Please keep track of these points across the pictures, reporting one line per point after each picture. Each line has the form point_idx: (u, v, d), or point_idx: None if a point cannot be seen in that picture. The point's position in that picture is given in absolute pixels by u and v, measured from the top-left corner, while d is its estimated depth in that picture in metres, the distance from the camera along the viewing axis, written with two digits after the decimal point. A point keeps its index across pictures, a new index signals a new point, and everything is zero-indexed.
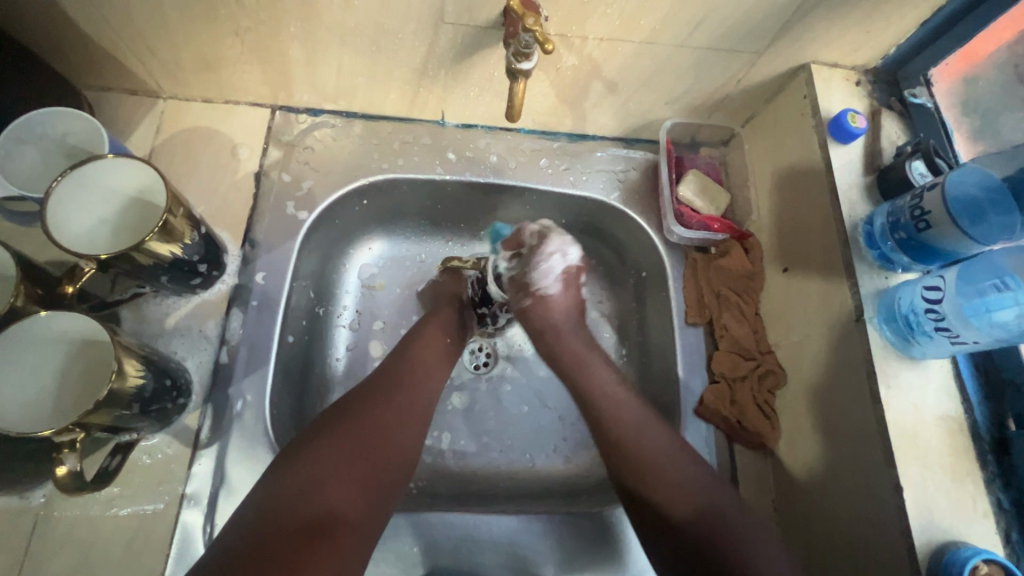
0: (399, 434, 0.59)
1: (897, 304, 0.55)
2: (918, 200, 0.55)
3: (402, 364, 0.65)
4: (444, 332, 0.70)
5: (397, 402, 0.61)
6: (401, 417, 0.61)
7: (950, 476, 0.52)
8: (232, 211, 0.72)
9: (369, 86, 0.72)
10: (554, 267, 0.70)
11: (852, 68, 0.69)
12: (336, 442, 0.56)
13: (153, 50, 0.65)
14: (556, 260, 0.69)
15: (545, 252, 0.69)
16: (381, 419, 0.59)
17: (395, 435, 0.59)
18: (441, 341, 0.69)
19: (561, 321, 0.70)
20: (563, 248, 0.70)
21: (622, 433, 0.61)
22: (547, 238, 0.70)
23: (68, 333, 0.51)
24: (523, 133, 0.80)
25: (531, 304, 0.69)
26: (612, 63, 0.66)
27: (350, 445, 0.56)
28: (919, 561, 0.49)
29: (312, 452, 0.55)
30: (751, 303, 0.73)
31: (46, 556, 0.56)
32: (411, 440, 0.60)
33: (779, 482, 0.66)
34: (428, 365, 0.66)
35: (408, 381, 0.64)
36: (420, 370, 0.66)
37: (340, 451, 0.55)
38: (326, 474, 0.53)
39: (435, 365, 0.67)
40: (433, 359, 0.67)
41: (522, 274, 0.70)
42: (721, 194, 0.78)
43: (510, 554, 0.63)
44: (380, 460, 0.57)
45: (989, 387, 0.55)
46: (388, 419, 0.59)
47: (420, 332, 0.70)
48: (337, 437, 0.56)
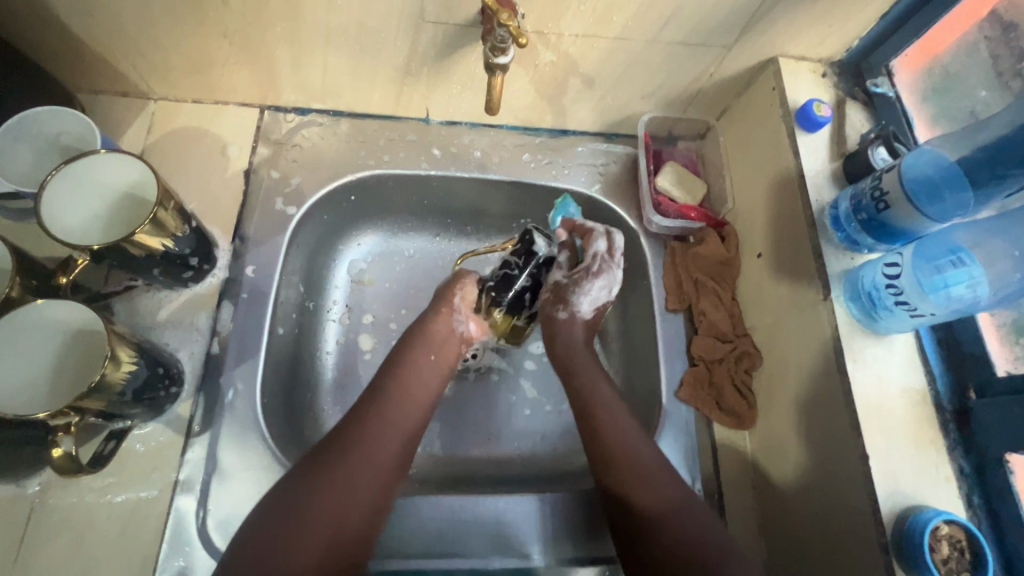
0: (376, 472, 0.58)
1: (861, 282, 0.58)
2: (878, 182, 0.58)
3: (384, 395, 0.63)
4: (429, 350, 0.68)
5: (374, 438, 0.60)
6: (378, 453, 0.59)
7: (913, 445, 0.54)
8: (222, 208, 0.74)
9: (355, 85, 0.74)
10: (593, 296, 0.69)
11: (818, 60, 0.72)
12: (311, 489, 0.54)
13: (144, 52, 0.67)
14: (601, 291, 0.70)
15: (594, 276, 0.68)
16: (357, 458, 0.58)
17: (371, 473, 0.58)
18: (426, 360, 0.67)
19: (579, 346, 0.70)
20: (609, 286, 0.70)
21: (608, 435, 0.61)
22: (605, 267, 0.69)
23: (63, 323, 0.53)
24: (505, 129, 0.83)
25: (565, 317, 0.69)
26: (588, 59, 0.69)
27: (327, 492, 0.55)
28: (885, 525, 0.51)
29: (286, 499, 0.54)
30: (728, 289, 0.75)
31: (42, 542, 0.57)
32: (389, 474, 0.59)
33: (757, 460, 0.69)
34: (411, 386, 0.65)
35: (389, 413, 0.62)
36: (403, 399, 0.64)
37: (314, 500, 0.54)
38: (300, 522, 0.52)
39: (418, 393, 0.65)
40: (417, 386, 0.65)
41: (565, 285, 0.68)
42: (698, 184, 0.81)
43: (496, 535, 0.65)
44: (354, 502, 0.56)
45: (949, 360, 0.58)
46: (363, 458, 0.58)
47: (403, 356, 0.67)
48: (311, 484, 0.55)
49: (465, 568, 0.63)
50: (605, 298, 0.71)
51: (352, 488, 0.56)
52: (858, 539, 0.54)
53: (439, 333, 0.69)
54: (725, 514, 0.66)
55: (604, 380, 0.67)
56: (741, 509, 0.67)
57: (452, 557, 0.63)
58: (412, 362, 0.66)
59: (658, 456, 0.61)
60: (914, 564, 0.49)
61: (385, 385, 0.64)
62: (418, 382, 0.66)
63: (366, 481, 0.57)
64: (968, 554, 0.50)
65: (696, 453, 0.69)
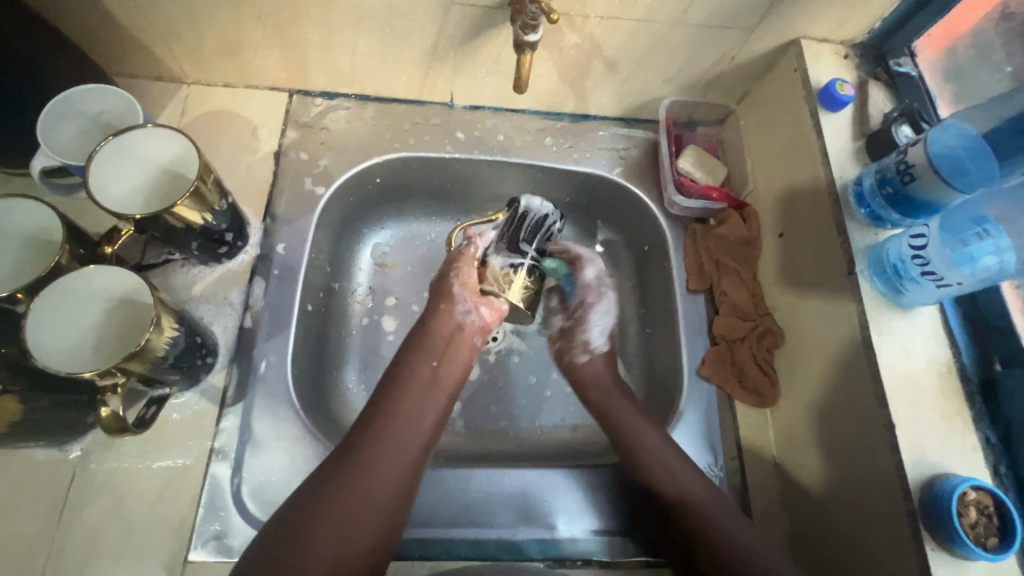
0: (383, 486, 0.57)
1: (886, 255, 0.58)
2: (903, 156, 0.59)
3: (388, 410, 0.62)
4: (430, 357, 0.67)
5: (377, 455, 0.58)
6: (383, 471, 0.58)
7: (940, 415, 0.55)
8: (254, 188, 0.75)
9: (382, 69, 0.76)
10: (597, 327, 0.77)
11: (840, 43, 0.73)
12: (316, 513, 0.53)
13: (180, 36, 0.68)
14: (598, 327, 0.77)
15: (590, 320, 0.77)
16: (361, 478, 0.56)
17: (376, 492, 0.56)
18: (426, 366, 0.67)
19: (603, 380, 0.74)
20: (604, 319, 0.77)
21: (644, 451, 0.66)
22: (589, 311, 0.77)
23: (109, 289, 0.55)
24: (528, 114, 0.84)
25: (584, 361, 0.76)
26: (611, 41, 0.70)
27: (333, 514, 0.54)
28: (913, 493, 0.52)
29: (290, 523, 0.53)
30: (749, 269, 0.76)
31: (83, 505, 0.59)
32: (396, 491, 0.58)
33: (779, 436, 0.69)
34: (414, 391, 0.64)
35: (392, 428, 0.61)
36: (407, 413, 0.63)
37: (320, 522, 0.53)
38: (307, 547, 0.51)
39: (422, 405, 0.64)
40: (421, 399, 0.64)
41: (573, 327, 0.77)
42: (718, 167, 0.82)
43: (522, 506, 0.66)
44: (361, 523, 0.54)
45: (975, 332, 0.58)
46: (368, 477, 0.57)
47: (404, 368, 0.66)
48: (316, 507, 0.54)
49: (492, 538, 0.64)
50: (610, 326, 0.78)
51: (359, 510, 0.55)
52: (885, 508, 0.54)
53: (439, 340, 0.69)
54: (748, 488, 0.67)
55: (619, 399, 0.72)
56: (764, 483, 0.68)
57: (478, 528, 0.64)
58: (415, 373, 0.66)
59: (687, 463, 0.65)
60: (942, 528, 0.49)
61: (388, 399, 0.63)
62: (422, 394, 0.65)
63: (372, 501, 0.56)
64: (996, 520, 0.50)
65: (718, 429, 0.70)
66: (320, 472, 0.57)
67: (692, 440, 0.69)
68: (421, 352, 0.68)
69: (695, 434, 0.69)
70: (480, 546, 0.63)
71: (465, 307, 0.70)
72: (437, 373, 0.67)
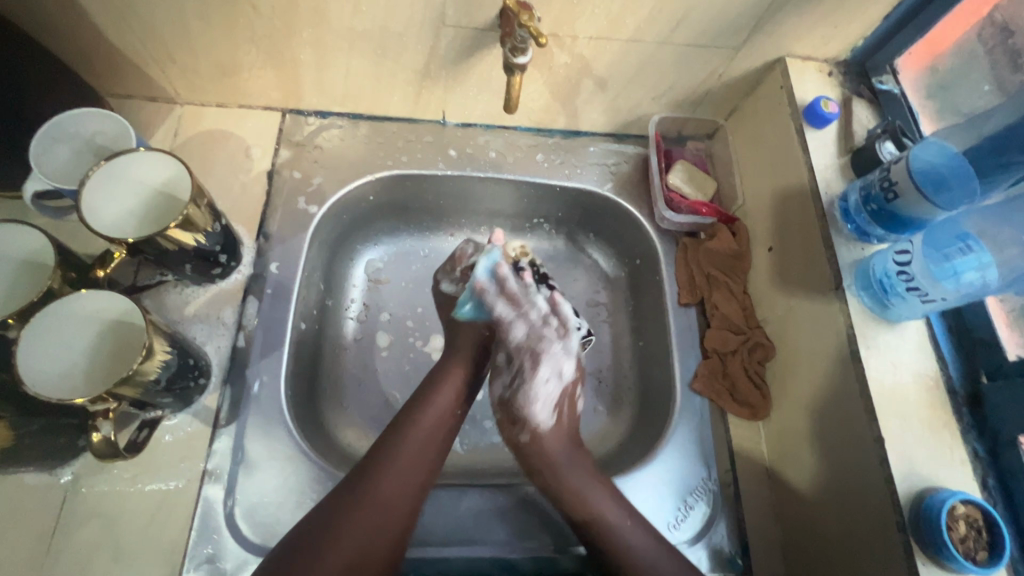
0: (392, 517, 0.57)
1: (872, 270, 0.59)
2: (886, 173, 0.60)
3: (397, 442, 0.61)
4: (456, 404, 0.67)
5: (379, 490, 0.57)
6: (383, 506, 0.57)
7: (928, 428, 0.55)
8: (247, 207, 0.76)
9: (374, 88, 0.76)
10: (542, 392, 0.69)
11: (824, 60, 0.74)
12: (314, 550, 0.52)
13: (173, 59, 0.69)
14: (551, 385, 0.70)
15: (534, 379, 0.69)
16: (363, 514, 0.55)
17: (375, 526, 0.55)
18: (453, 413, 0.66)
19: (556, 459, 0.66)
20: (556, 368, 0.70)
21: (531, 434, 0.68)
22: (538, 364, 0.70)
23: (102, 313, 0.55)
24: (519, 131, 0.85)
25: (526, 439, 0.68)
26: (601, 60, 0.71)
27: (343, 539, 0.54)
28: (902, 506, 0.52)
29: (285, 559, 0.52)
30: (739, 282, 0.77)
31: (74, 528, 0.58)
32: (392, 528, 0.56)
33: (772, 450, 0.70)
34: (435, 432, 0.64)
35: (397, 463, 0.60)
36: (424, 450, 0.62)
37: (318, 561, 0.52)
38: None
39: (432, 438, 0.63)
40: (430, 434, 0.63)
41: (514, 397, 0.70)
42: (707, 182, 0.83)
43: (516, 523, 0.66)
44: (356, 560, 0.53)
45: (960, 345, 0.59)
46: (368, 512, 0.56)
47: (429, 405, 0.65)
48: (313, 543, 0.53)
49: (487, 556, 0.64)
50: (556, 388, 0.70)
51: (357, 544, 0.54)
52: (875, 520, 0.55)
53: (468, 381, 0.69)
54: (742, 500, 0.68)
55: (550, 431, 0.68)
56: (758, 496, 0.68)
57: (472, 546, 0.64)
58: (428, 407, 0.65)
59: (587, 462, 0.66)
60: (932, 541, 0.50)
61: (397, 435, 0.62)
62: (433, 429, 0.64)
63: (372, 537, 0.55)
64: (985, 533, 0.51)
65: (712, 442, 0.70)
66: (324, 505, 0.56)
67: (687, 454, 0.69)
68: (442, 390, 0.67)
69: (687, 451, 0.69)
70: (475, 564, 0.63)
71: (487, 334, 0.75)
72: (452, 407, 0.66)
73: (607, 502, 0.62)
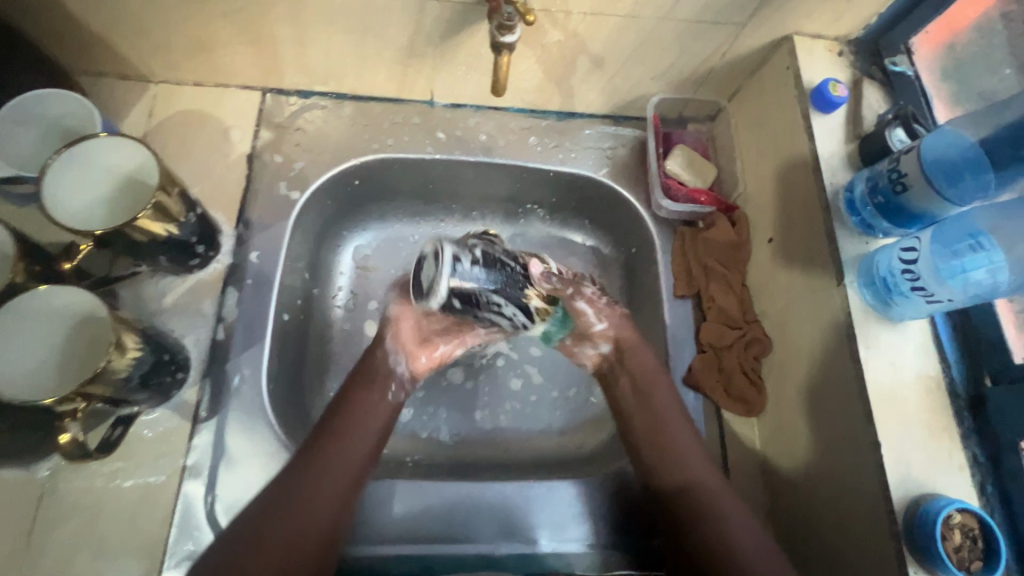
0: (344, 468, 0.56)
1: (876, 267, 0.56)
2: (896, 164, 0.57)
3: (352, 406, 0.61)
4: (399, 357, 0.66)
5: (332, 449, 0.57)
6: (339, 463, 0.56)
7: (927, 433, 0.53)
8: (227, 193, 0.73)
9: (357, 67, 0.72)
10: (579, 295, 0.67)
11: (834, 39, 0.69)
12: (264, 513, 0.52)
13: (143, 35, 0.65)
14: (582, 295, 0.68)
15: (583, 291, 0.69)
16: (313, 471, 0.55)
17: (330, 479, 0.55)
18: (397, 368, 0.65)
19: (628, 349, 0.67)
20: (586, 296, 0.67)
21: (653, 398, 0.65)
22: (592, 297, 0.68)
23: (68, 309, 0.53)
24: (512, 112, 0.81)
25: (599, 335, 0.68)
26: (597, 38, 0.67)
27: (296, 498, 0.53)
28: (897, 513, 0.51)
29: (240, 528, 0.51)
30: (737, 274, 0.74)
31: (52, 524, 0.57)
32: (347, 483, 0.56)
33: (765, 447, 0.68)
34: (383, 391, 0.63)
35: (353, 424, 0.59)
36: (375, 402, 0.62)
37: (270, 522, 0.51)
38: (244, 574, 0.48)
39: (389, 401, 0.63)
40: (384, 410, 0.62)
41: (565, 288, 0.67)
42: (708, 167, 0.79)
43: (503, 520, 0.65)
44: (309, 517, 0.53)
45: (965, 345, 0.57)
46: (324, 469, 0.55)
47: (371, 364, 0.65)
48: (263, 508, 0.52)
49: (472, 552, 0.63)
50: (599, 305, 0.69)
51: (310, 501, 0.53)
52: (868, 527, 0.53)
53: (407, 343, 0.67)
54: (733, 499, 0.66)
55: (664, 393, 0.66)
56: (749, 494, 0.67)
57: (458, 542, 0.63)
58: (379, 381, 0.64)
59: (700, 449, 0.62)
60: (924, 549, 0.48)
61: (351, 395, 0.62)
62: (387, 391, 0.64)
63: (322, 496, 0.54)
64: (981, 541, 0.49)
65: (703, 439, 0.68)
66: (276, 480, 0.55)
67: None
68: (381, 367, 0.65)
69: None
70: (459, 560, 0.62)
71: (393, 351, 0.66)
72: (392, 384, 0.64)
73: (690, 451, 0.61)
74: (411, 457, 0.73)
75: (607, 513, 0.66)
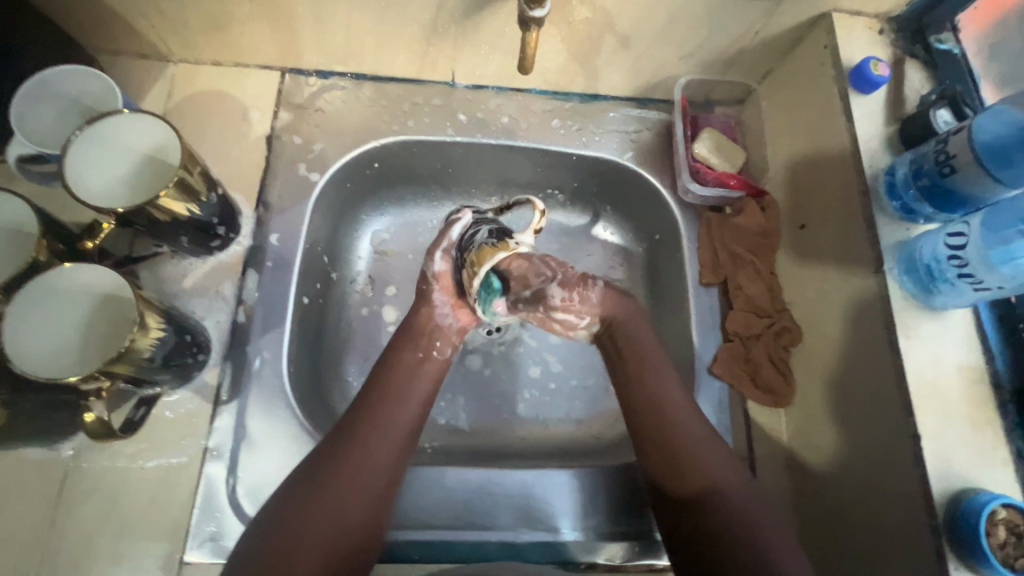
0: (376, 469, 0.54)
1: (918, 253, 0.54)
2: (943, 145, 0.55)
3: (377, 405, 0.57)
4: (417, 348, 0.63)
5: (360, 452, 0.54)
6: (368, 466, 0.54)
7: (968, 426, 0.52)
8: (246, 174, 0.72)
9: (378, 45, 0.71)
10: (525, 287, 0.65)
11: (874, 16, 0.66)
12: (292, 526, 0.49)
13: (162, 12, 0.64)
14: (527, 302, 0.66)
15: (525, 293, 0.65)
16: (342, 474, 0.53)
17: (360, 482, 0.53)
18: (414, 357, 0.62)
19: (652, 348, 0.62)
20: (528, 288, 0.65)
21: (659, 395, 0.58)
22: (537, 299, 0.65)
23: (92, 288, 0.52)
24: (534, 94, 0.79)
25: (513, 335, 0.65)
26: (625, 15, 0.64)
27: (326, 505, 0.51)
28: (936, 508, 0.49)
29: (265, 541, 0.48)
30: (766, 262, 0.72)
31: (75, 503, 0.57)
32: (379, 484, 0.54)
33: (792, 439, 0.66)
34: (403, 388, 0.59)
35: (379, 423, 0.56)
36: (400, 397, 0.59)
37: (299, 533, 0.49)
38: None
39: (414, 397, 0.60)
40: (411, 408, 0.59)
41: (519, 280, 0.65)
42: (736, 151, 0.77)
43: (526, 510, 0.64)
44: (341, 526, 0.51)
45: (1010, 337, 0.55)
46: (354, 473, 0.53)
47: (393, 357, 0.62)
48: (289, 521, 0.49)
49: (494, 540, 0.62)
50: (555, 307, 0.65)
51: (338, 507, 0.51)
52: (905, 522, 0.51)
53: (424, 330, 0.65)
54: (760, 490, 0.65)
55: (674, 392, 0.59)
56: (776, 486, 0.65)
57: (480, 529, 0.63)
58: (397, 381, 0.60)
59: (722, 450, 0.56)
60: (966, 544, 0.47)
61: (375, 392, 0.58)
62: (411, 387, 0.60)
63: (352, 501, 0.52)
64: None
65: (729, 429, 0.67)
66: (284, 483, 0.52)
67: None
68: (403, 362, 0.61)
69: None
70: (480, 548, 0.62)
71: (439, 307, 0.65)
72: (417, 380, 0.61)
73: (710, 454, 0.55)
74: (430, 443, 0.73)
75: (639, 498, 0.65)
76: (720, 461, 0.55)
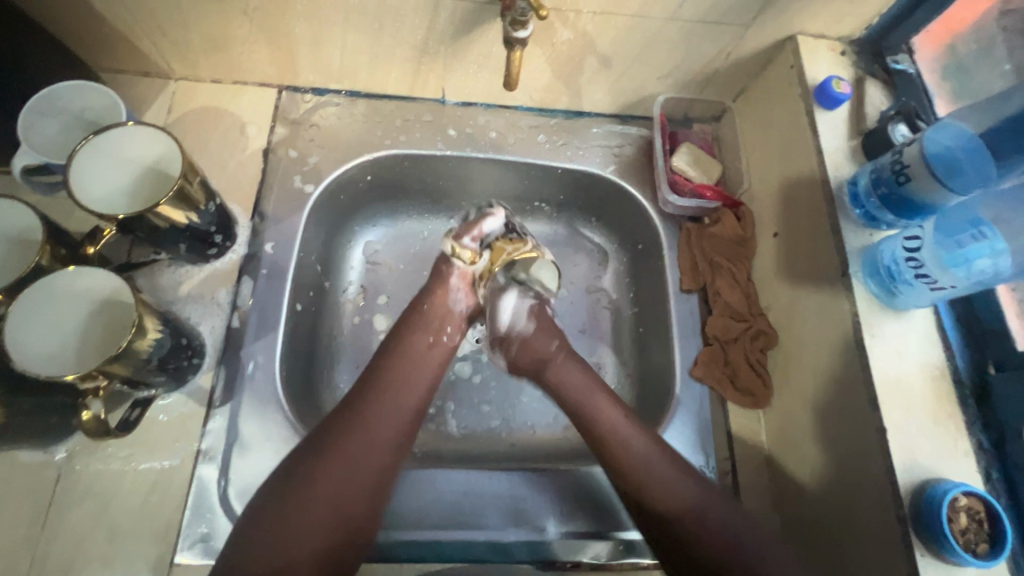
0: (378, 446, 0.56)
1: (880, 257, 0.57)
2: (899, 156, 0.59)
3: (382, 386, 0.60)
4: (427, 332, 0.66)
5: (363, 431, 0.56)
6: (370, 444, 0.56)
7: (932, 420, 0.54)
8: (243, 186, 0.74)
9: (371, 64, 0.74)
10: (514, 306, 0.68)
11: (837, 39, 0.71)
12: (291, 497, 0.52)
13: (164, 32, 0.67)
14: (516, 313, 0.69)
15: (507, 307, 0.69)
16: (345, 451, 0.55)
17: (361, 459, 0.55)
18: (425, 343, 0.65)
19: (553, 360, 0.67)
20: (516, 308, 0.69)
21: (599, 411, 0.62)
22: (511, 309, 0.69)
23: (92, 292, 0.54)
24: (521, 110, 0.83)
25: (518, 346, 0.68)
26: (605, 37, 0.69)
27: (327, 481, 0.53)
28: (903, 498, 0.51)
29: (266, 512, 0.51)
30: (743, 269, 0.75)
31: (68, 505, 0.58)
32: (380, 462, 0.56)
33: (771, 439, 0.69)
34: (408, 373, 0.62)
35: (383, 405, 0.58)
36: (403, 380, 0.61)
37: (297, 505, 0.51)
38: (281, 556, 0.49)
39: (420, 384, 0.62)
40: (414, 392, 0.61)
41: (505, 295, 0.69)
42: (713, 165, 0.80)
43: (511, 509, 0.66)
44: (341, 502, 0.53)
45: (968, 336, 0.58)
46: (354, 450, 0.55)
47: (401, 340, 0.65)
48: (289, 494, 0.52)
49: (480, 539, 0.63)
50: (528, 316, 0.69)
51: (340, 481, 0.53)
52: (876, 513, 0.54)
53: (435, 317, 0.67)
54: (740, 488, 0.67)
55: (602, 401, 0.63)
56: (756, 485, 0.67)
57: (467, 528, 0.64)
58: (383, 378, 0.60)
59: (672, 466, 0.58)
60: (930, 531, 0.49)
61: (382, 375, 0.61)
62: (418, 373, 0.62)
63: (353, 477, 0.54)
64: (986, 525, 0.50)
65: (710, 430, 0.69)
66: (261, 503, 0.52)
67: (684, 442, 0.68)
68: (408, 345, 0.64)
69: (687, 438, 0.68)
70: (468, 547, 0.63)
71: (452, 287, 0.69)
72: (426, 367, 0.63)
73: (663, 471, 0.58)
74: (419, 447, 0.74)
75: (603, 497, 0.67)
76: (688, 477, 0.58)
